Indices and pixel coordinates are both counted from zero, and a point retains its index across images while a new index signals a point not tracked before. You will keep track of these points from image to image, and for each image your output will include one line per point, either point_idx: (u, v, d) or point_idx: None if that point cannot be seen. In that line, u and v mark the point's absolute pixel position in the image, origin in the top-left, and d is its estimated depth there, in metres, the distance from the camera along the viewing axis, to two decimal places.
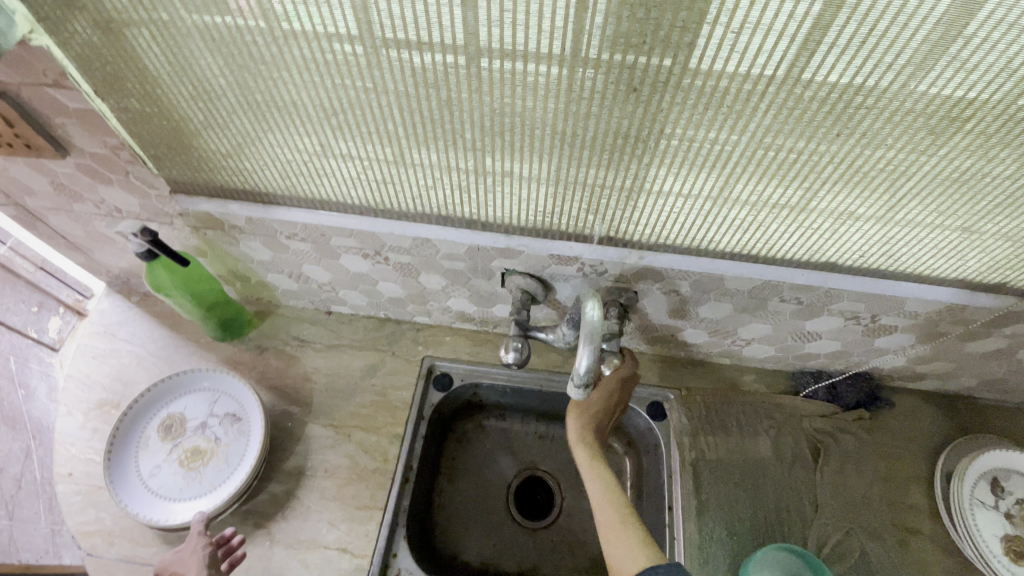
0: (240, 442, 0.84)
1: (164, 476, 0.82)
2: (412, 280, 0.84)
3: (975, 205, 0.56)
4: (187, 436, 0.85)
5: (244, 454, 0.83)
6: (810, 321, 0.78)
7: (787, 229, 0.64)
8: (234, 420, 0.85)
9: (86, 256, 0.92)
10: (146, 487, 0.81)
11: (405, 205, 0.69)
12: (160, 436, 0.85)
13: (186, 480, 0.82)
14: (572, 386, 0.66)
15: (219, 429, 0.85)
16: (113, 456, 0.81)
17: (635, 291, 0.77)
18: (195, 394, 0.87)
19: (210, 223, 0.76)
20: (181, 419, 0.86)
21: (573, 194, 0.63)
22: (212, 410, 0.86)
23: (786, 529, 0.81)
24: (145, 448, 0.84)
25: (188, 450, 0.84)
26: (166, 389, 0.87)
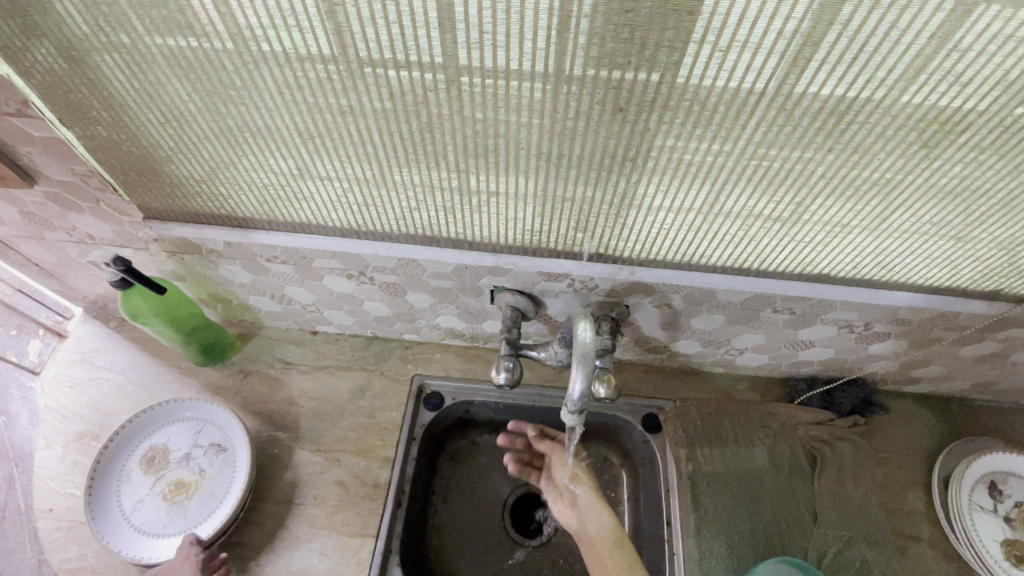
0: (226, 473, 0.82)
1: (147, 512, 0.79)
2: (399, 300, 0.82)
3: (968, 214, 0.56)
4: (170, 468, 0.82)
5: (229, 486, 0.81)
6: (803, 331, 0.77)
7: (779, 242, 0.63)
8: (219, 451, 0.83)
9: (60, 283, 0.89)
10: (128, 524, 0.78)
11: (388, 226, 0.67)
12: (142, 469, 0.82)
13: (170, 515, 0.79)
14: (567, 410, 0.64)
15: (203, 461, 0.82)
16: (94, 492, 0.78)
17: (626, 306, 0.75)
18: (178, 424, 0.85)
19: (187, 247, 0.74)
20: (164, 452, 0.83)
21: (559, 212, 0.62)
22: (196, 441, 0.84)
23: (787, 541, 0.80)
24: (127, 482, 0.81)
25: (172, 483, 0.81)
26: (148, 421, 0.84)
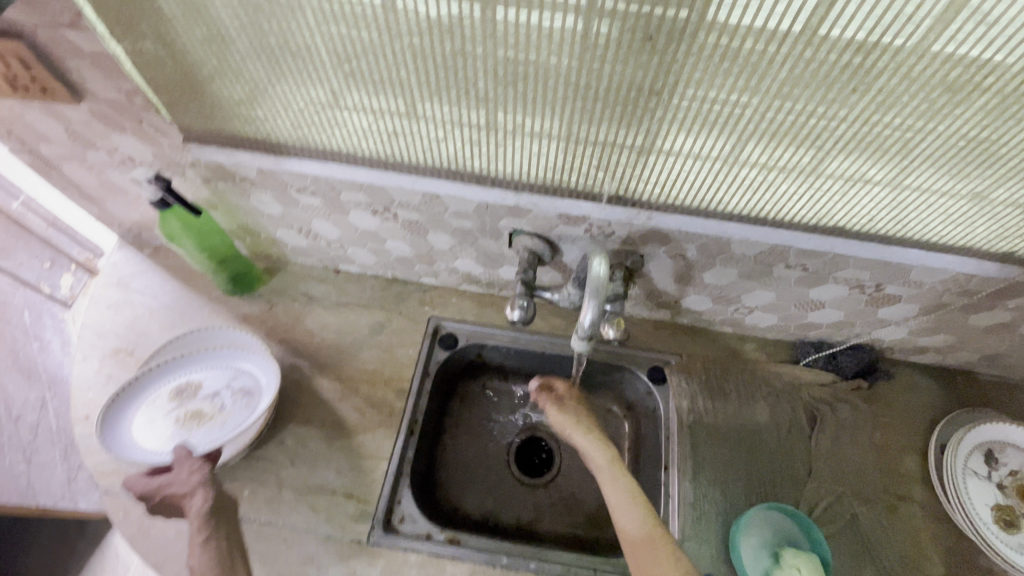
0: (244, 415, 0.86)
1: (160, 429, 0.83)
2: (420, 239, 0.85)
3: (988, 169, 0.56)
4: (194, 398, 0.87)
5: (240, 425, 0.84)
6: (814, 290, 0.79)
7: (797, 190, 0.64)
8: (246, 395, 0.87)
9: (99, 207, 0.93)
10: (139, 433, 0.82)
11: (415, 158, 0.69)
12: (171, 391, 0.87)
13: (175, 439, 0.83)
14: (578, 342, 0.67)
15: (228, 400, 0.87)
16: (129, 385, 0.84)
17: (641, 255, 0.77)
18: (218, 362, 0.90)
19: (221, 173, 0.77)
20: (196, 383, 0.88)
21: (583, 151, 0.63)
22: (226, 382, 0.89)
23: (780, 491, 0.83)
24: (152, 397, 0.86)
25: (189, 412, 0.85)
26: (192, 349, 0.89)
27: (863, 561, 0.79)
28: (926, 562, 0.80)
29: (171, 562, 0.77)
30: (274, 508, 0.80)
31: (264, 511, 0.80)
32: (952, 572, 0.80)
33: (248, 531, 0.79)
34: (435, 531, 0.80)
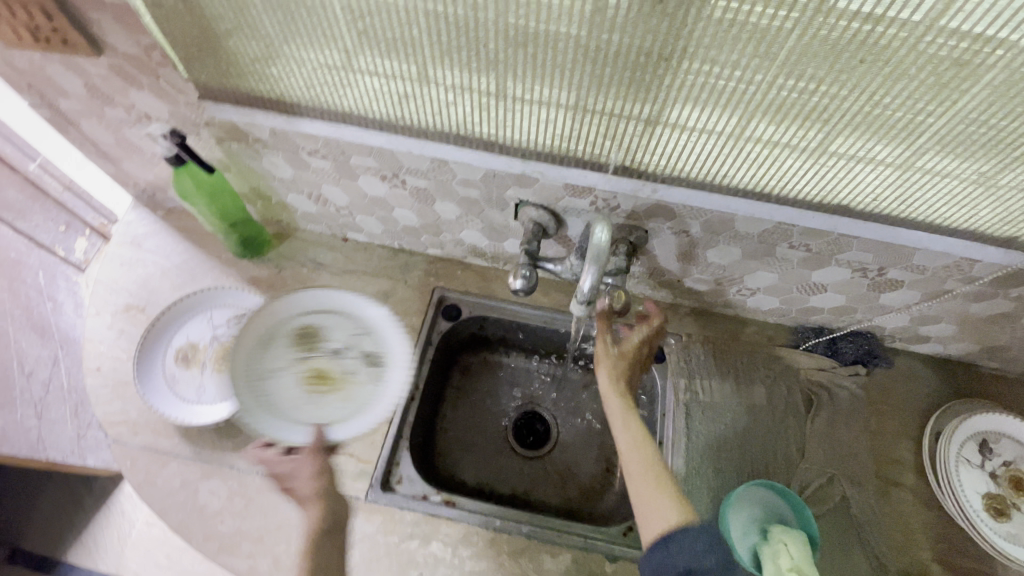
0: (364, 390, 0.82)
1: (285, 381, 0.82)
2: (427, 208, 0.86)
3: (995, 148, 0.56)
4: (325, 356, 0.84)
5: (368, 402, 0.81)
6: (816, 272, 0.79)
7: (803, 166, 0.64)
8: (373, 363, 0.83)
9: (114, 166, 0.95)
10: (260, 384, 0.81)
11: (424, 122, 0.70)
12: (297, 342, 0.84)
13: (291, 395, 0.81)
14: (577, 303, 0.68)
15: (361, 366, 0.83)
16: (151, 333, 0.87)
17: (645, 230, 0.78)
18: (352, 319, 0.87)
19: (234, 133, 0.78)
20: (324, 336, 0.85)
21: (590, 120, 0.64)
22: (386, 353, 0.84)
23: (772, 470, 0.84)
24: (278, 344, 0.84)
25: (318, 370, 0.83)
26: (339, 303, 0.87)
27: (850, 542, 0.80)
28: (913, 546, 0.81)
29: (176, 509, 0.79)
30: None
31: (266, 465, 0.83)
32: (939, 557, 0.81)
33: (252, 483, 0.81)
34: (432, 493, 0.82)
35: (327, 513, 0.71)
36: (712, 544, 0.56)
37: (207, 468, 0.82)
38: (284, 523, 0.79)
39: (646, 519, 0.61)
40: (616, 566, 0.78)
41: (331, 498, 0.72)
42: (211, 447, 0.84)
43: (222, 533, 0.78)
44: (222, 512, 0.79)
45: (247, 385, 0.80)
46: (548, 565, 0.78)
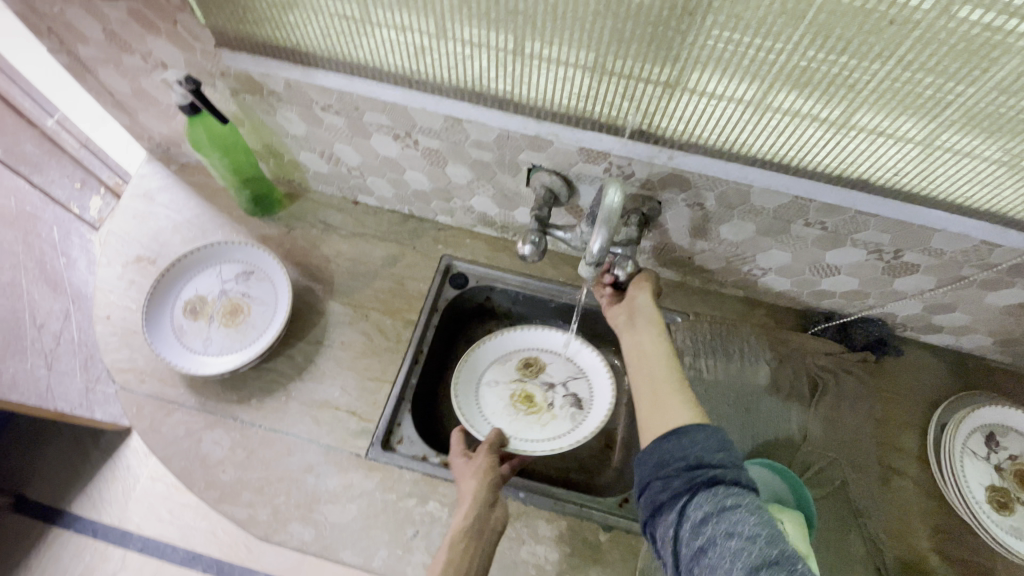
0: (558, 424, 0.87)
1: (495, 395, 0.90)
2: (439, 171, 0.85)
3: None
4: (548, 388, 0.91)
5: (557, 435, 0.86)
6: (830, 252, 0.78)
7: (825, 137, 0.62)
8: (578, 404, 0.89)
9: (130, 118, 0.95)
10: (471, 391, 0.89)
11: (440, 77, 0.69)
12: (521, 368, 0.93)
13: (487, 403, 0.89)
14: (584, 266, 0.67)
15: (574, 405, 0.89)
16: (164, 280, 0.88)
17: (658, 202, 0.77)
18: (571, 362, 0.93)
19: (250, 85, 0.78)
20: (546, 369, 0.92)
21: (609, 79, 0.62)
22: (593, 396, 0.89)
23: (772, 451, 0.84)
24: (503, 366, 0.92)
25: (527, 393, 0.90)
26: (543, 338, 0.94)
27: (848, 525, 0.79)
28: (912, 535, 0.80)
29: (179, 457, 0.80)
30: (279, 417, 0.84)
31: (270, 419, 0.84)
32: (938, 547, 0.79)
33: (255, 435, 0.83)
34: (431, 455, 0.83)
35: (476, 511, 0.71)
36: (725, 447, 0.58)
37: (211, 418, 0.83)
38: (284, 476, 0.80)
39: (661, 420, 0.63)
40: (610, 535, 0.78)
41: (482, 497, 0.72)
42: (216, 398, 0.85)
43: (223, 481, 0.79)
44: (224, 461, 0.81)
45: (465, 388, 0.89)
46: (542, 530, 0.78)
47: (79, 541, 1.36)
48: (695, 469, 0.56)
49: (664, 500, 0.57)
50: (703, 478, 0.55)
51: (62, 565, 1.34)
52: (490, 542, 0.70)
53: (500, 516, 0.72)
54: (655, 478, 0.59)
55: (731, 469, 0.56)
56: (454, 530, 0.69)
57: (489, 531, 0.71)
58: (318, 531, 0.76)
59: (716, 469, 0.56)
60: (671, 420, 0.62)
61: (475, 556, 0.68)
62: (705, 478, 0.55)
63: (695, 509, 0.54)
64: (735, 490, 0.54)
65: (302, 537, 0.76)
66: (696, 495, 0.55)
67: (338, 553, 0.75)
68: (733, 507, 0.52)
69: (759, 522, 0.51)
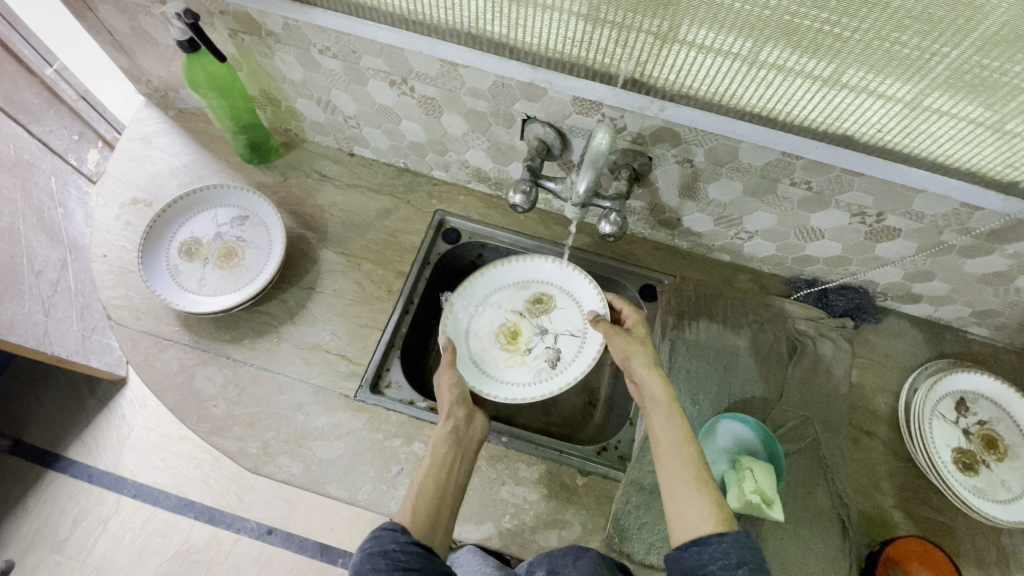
0: (525, 371, 0.89)
1: (490, 317, 0.93)
2: (435, 121, 0.86)
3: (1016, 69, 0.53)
4: (538, 334, 0.92)
5: (511, 379, 0.88)
6: (816, 214, 0.79)
7: (812, 90, 0.63)
8: (554, 362, 0.89)
9: (129, 59, 0.95)
10: (471, 302, 0.93)
11: (436, 17, 0.69)
12: (528, 302, 0.94)
13: (477, 316, 0.93)
14: (570, 207, 0.70)
15: (549, 362, 0.89)
16: (164, 216, 0.90)
17: (649, 157, 0.78)
18: (576, 318, 0.92)
19: (249, 25, 0.78)
20: (549, 315, 0.93)
21: (603, 25, 0.63)
22: (571, 361, 0.88)
23: (748, 409, 0.86)
24: (512, 290, 0.94)
25: (515, 329, 0.93)
26: (561, 280, 0.93)
27: (817, 481, 0.82)
28: (877, 492, 0.84)
29: (172, 391, 0.83)
30: (271, 358, 0.86)
31: (262, 359, 0.86)
32: (901, 504, 0.83)
33: (246, 373, 0.85)
34: (418, 400, 0.86)
35: (454, 425, 0.74)
36: (745, 558, 0.54)
37: (205, 355, 0.86)
38: (274, 412, 0.82)
39: (686, 522, 0.59)
40: (587, 480, 0.81)
41: (459, 414, 0.76)
42: (210, 337, 0.87)
43: (215, 416, 0.81)
44: (217, 397, 0.83)
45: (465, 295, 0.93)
46: (522, 473, 0.81)
47: (74, 485, 1.39)
48: None
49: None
50: None
51: (57, 507, 1.37)
52: (470, 449, 0.74)
53: (478, 430, 0.76)
54: None
55: None
56: (434, 441, 0.72)
57: (468, 443, 0.74)
58: (306, 465, 0.79)
59: None
60: (692, 527, 0.58)
61: (458, 460, 0.72)
62: None
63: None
64: None
65: (290, 470, 0.79)
66: None
67: (324, 486, 0.78)
68: None
69: None
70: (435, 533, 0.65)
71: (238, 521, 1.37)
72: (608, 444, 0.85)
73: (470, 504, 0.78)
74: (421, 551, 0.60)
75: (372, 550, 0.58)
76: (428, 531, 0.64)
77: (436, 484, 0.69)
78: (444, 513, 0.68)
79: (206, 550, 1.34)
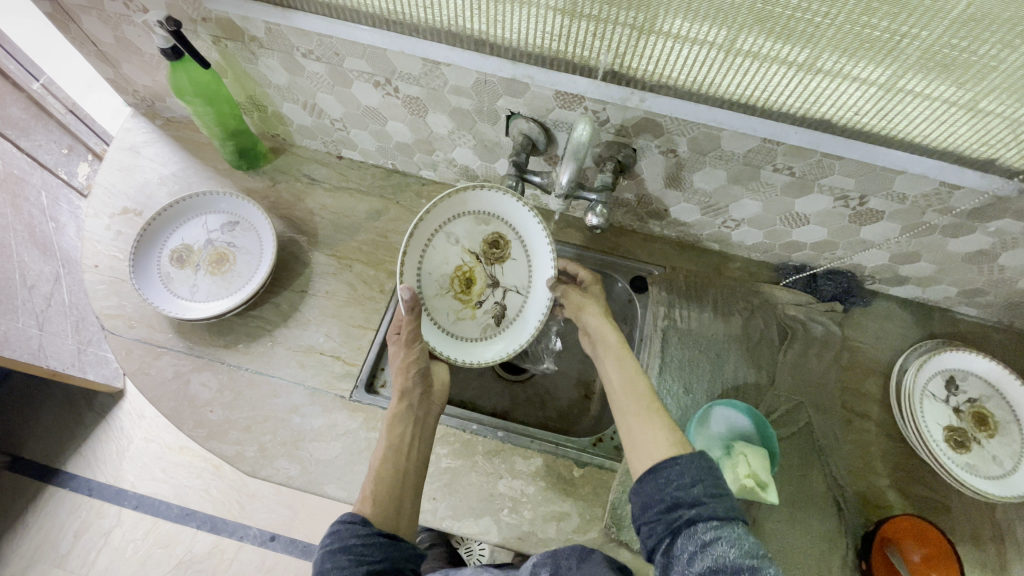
0: (471, 324, 0.88)
1: (448, 254, 0.87)
2: (420, 120, 0.87)
3: (985, 47, 0.54)
4: (491, 286, 0.89)
5: (458, 331, 0.88)
6: (800, 200, 0.80)
7: (788, 76, 0.63)
8: (500, 319, 0.88)
9: (114, 69, 0.96)
10: (431, 234, 0.85)
11: (416, 16, 0.70)
12: (486, 245, 0.87)
13: (434, 254, 0.86)
14: (553, 198, 0.70)
15: (495, 318, 0.88)
16: (156, 223, 0.90)
17: (634, 148, 0.79)
18: (528, 275, 0.88)
19: (232, 31, 0.79)
20: (504, 266, 0.89)
21: (580, 18, 0.64)
22: (514, 320, 0.88)
23: (740, 395, 0.87)
24: (475, 227, 0.87)
25: (469, 276, 0.88)
26: (524, 226, 0.85)
27: (811, 463, 0.82)
28: (872, 473, 0.85)
29: (167, 398, 0.83)
30: (266, 361, 0.86)
31: (256, 363, 0.86)
32: (895, 484, 0.84)
33: (242, 378, 0.85)
34: None
35: (408, 402, 0.77)
36: (700, 477, 0.59)
37: (199, 361, 0.86)
38: (270, 415, 0.83)
39: (645, 449, 0.65)
40: (583, 471, 0.82)
41: (413, 391, 0.78)
42: (204, 342, 0.87)
43: (211, 420, 0.82)
44: (212, 402, 0.83)
45: (426, 228, 0.83)
46: (519, 466, 0.82)
47: (74, 499, 1.39)
48: (673, 511, 0.58)
49: (653, 545, 0.59)
50: (682, 521, 0.57)
51: (58, 522, 1.37)
52: (426, 423, 0.79)
53: (434, 403, 0.80)
54: (641, 523, 0.60)
55: (707, 503, 0.57)
56: (390, 419, 0.76)
57: (424, 417, 0.79)
58: (304, 466, 0.80)
59: (693, 508, 0.57)
60: (651, 452, 0.64)
61: (416, 437, 0.76)
62: (683, 519, 0.57)
63: (681, 552, 0.55)
64: (713, 524, 0.56)
65: (287, 472, 0.79)
66: (679, 537, 0.57)
67: (323, 486, 0.79)
68: (713, 542, 0.54)
69: (741, 553, 0.53)
70: (402, 512, 0.70)
71: (241, 529, 1.37)
72: (604, 435, 0.86)
73: (469, 499, 0.79)
74: (388, 538, 0.66)
75: (333, 548, 0.63)
76: (393, 512, 0.69)
77: (395, 464, 0.72)
78: (409, 491, 0.72)
79: (210, 559, 1.34)
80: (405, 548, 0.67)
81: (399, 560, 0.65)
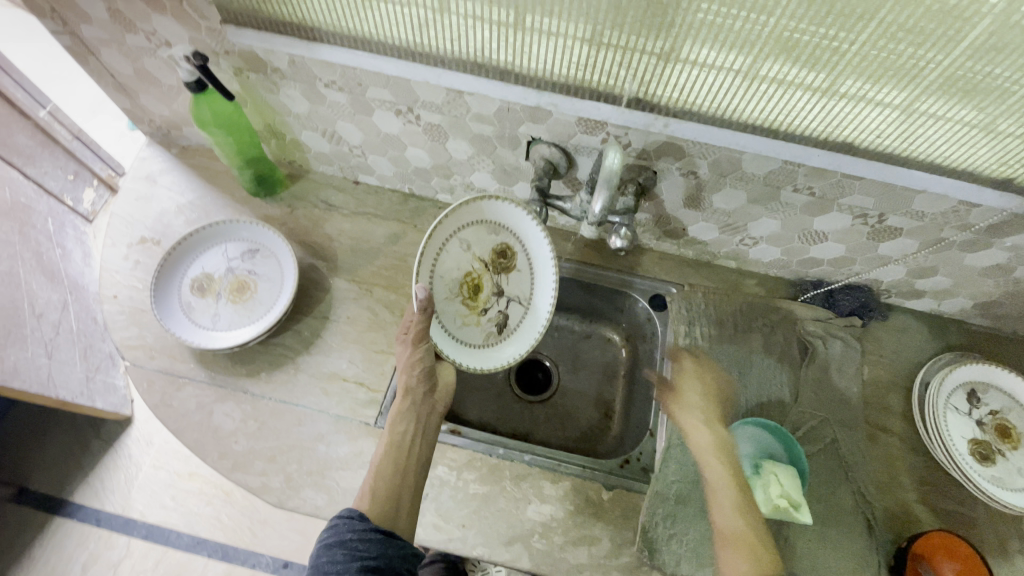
0: (475, 331, 0.87)
1: (458, 260, 0.85)
2: (440, 146, 0.87)
3: (1005, 74, 0.56)
4: (496, 295, 0.88)
5: (461, 337, 0.86)
6: (819, 218, 0.81)
7: (811, 100, 0.65)
8: (502, 327, 0.88)
9: (131, 100, 0.96)
10: (445, 240, 0.82)
11: (441, 48, 0.71)
12: (495, 254, 0.87)
13: (446, 259, 0.83)
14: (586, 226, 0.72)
15: (497, 327, 0.88)
16: (177, 250, 0.90)
17: (654, 171, 0.80)
18: (531, 285, 0.89)
19: (254, 63, 0.80)
20: (510, 275, 0.88)
21: (606, 48, 0.65)
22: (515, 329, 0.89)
23: (764, 413, 0.87)
24: (485, 235, 0.85)
25: (477, 283, 0.87)
26: (533, 238, 0.85)
27: (838, 479, 0.82)
28: (898, 488, 0.85)
29: (190, 429, 0.82)
30: (289, 389, 0.86)
31: (279, 391, 0.86)
32: (923, 499, 0.84)
33: (265, 407, 0.84)
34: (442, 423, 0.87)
35: (411, 402, 0.78)
36: None
37: (222, 391, 0.85)
38: (295, 445, 0.82)
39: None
40: (612, 494, 0.81)
41: (417, 390, 0.80)
42: (226, 371, 0.87)
43: (235, 451, 0.81)
44: (236, 432, 0.82)
45: (442, 234, 0.81)
46: (547, 490, 0.81)
47: (82, 530, 1.36)
48: None
49: None
50: None
51: (66, 554, 1.34)
52: (429, 422, 0.79)
53: (437, 404, 0.81)
54: None
55: None
56: (393, 416, 0.77)
57: (427, 417, 0.79)
58: (331, 496, 0.79)
59: None
60: None
61: (418, 436, 0.77)
62: None
63: None
64: None
65: (315, 502, 0.78)
66: None
67: None
68: None
69: None
70: (399, 509, 0.71)
71: (254, 556, 1.35)
72: (631, 455, 0.86)
73: (498, 526, 0.78)
74: (384, 535, 0.68)
75: (331, 541, 0.67)
76: (390, 507, 0.71)
77: (395, 461, 0.74)
78: (407, 487, 0.73)
79: None
80: (401, 547, 0.69)
81: (394, 558, 0.68)
